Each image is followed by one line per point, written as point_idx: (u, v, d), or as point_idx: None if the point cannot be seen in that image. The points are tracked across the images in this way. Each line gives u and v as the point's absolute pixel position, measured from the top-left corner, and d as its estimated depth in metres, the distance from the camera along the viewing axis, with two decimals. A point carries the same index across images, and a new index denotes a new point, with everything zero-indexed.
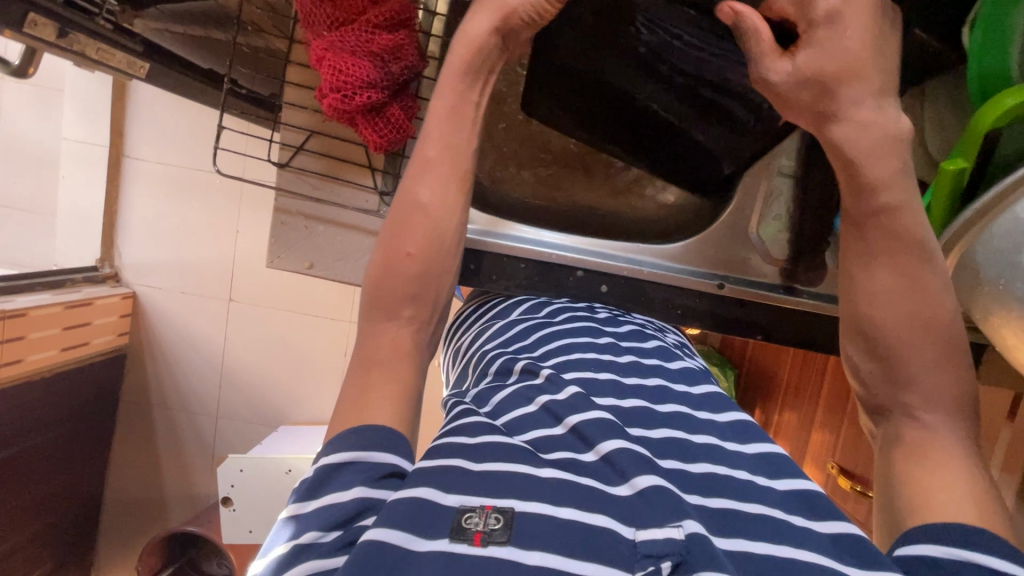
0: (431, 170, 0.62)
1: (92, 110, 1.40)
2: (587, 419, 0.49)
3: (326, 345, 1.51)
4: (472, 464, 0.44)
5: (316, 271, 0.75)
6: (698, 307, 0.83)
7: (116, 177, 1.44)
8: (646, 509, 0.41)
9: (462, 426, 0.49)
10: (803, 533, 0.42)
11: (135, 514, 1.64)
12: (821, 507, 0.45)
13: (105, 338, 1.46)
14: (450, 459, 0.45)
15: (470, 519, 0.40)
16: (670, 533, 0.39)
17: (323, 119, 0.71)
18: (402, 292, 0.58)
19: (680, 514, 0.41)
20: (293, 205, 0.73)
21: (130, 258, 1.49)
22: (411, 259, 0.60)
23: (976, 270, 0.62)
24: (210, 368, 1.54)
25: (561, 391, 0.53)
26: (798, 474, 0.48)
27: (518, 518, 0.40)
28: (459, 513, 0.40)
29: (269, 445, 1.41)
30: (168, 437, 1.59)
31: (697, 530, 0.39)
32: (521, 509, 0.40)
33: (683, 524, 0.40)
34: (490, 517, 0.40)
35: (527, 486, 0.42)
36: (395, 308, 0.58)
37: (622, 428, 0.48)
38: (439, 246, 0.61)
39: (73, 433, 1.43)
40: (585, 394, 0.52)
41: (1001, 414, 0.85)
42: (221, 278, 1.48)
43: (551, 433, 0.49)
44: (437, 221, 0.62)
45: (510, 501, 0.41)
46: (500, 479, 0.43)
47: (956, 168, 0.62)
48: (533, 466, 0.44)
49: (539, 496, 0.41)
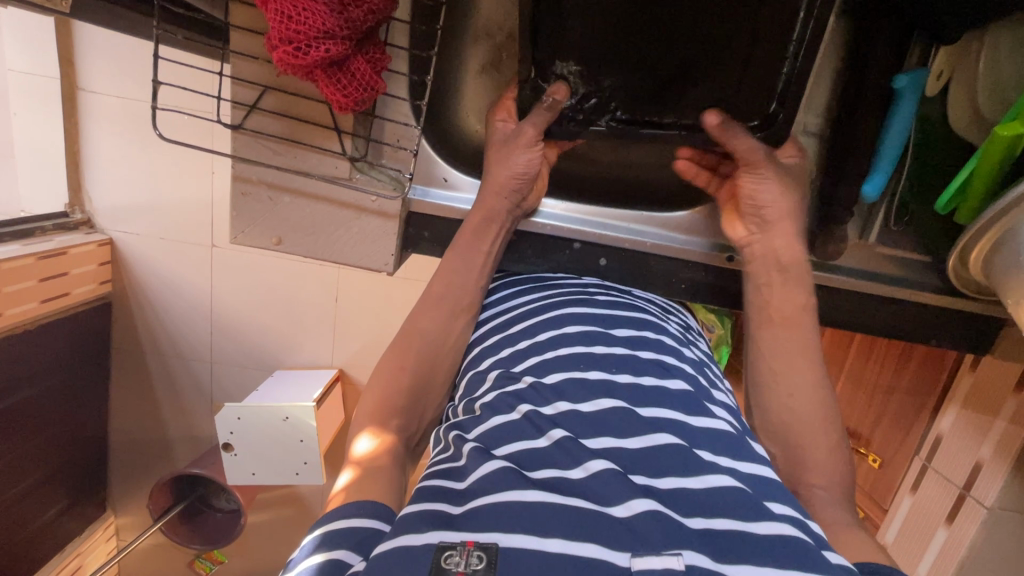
0: (440, 307, 0.67)
1: (34, 37, 1.17)
2: (572, 436, 0.49)
3: (318, 295, 1.38)
4: (455, 508, 0.45)
5: (285, 247, 0.69)
6: (703, 279, 0.81)
7: (73, 115, 1.23)
8: (640, 532, 0.41)
9: (449, 470, 0.51)
10: (817, 555, 0.40)
11: (140, 454, 1.56)
12: (819, 540, 0.44)
13: (87, 288, 1.32)
14: (435, 503, 0.46)
15: (451, 559, 0.39)
16: (669, 563, 0.38)
17: (277, 72, 0.61)
18: (389, 401, 0.61)
19: (678, 542, 0.40)
20: (254, 173, 0.66)
21: (102, 203, 1.30)
22: (400, 371, 0.63)
23: (1017, 252, 0.58)
24: (199, 316, 1.41)
25: (547, 405, 0.54)
26: (789, 502, 0.47)
27: (502, 555, 0.39)
28: (439, 551, 0.40)
29: (268, 391, 1.33)
30: (165, 383, 1.49)
31: (696, 562, 0.39)
32: (506, 544, 0.40)
33: (682, 553, 0.39)
34: (472, 556, 0.39)
35: (515, 517, 0.42)
36: (386, 420, 0.60)
37: (614, 449, 0.48)
38: (429, 377, 0.65)
39: (70, 388, 1.36)
40: (576, 411, 0.52)
41: (1004, 387, 0.83)
42: (200, 224, 1.31)
43: (534, 445, 0.49)
44: (439, 352, 0.66)
45: (495, 537, 0.41)
46: (488, 513, 0.43)
47: (1011, 133, 0.54)
48: (519, 489, 0.44)
49: (523, 528, 0.41)
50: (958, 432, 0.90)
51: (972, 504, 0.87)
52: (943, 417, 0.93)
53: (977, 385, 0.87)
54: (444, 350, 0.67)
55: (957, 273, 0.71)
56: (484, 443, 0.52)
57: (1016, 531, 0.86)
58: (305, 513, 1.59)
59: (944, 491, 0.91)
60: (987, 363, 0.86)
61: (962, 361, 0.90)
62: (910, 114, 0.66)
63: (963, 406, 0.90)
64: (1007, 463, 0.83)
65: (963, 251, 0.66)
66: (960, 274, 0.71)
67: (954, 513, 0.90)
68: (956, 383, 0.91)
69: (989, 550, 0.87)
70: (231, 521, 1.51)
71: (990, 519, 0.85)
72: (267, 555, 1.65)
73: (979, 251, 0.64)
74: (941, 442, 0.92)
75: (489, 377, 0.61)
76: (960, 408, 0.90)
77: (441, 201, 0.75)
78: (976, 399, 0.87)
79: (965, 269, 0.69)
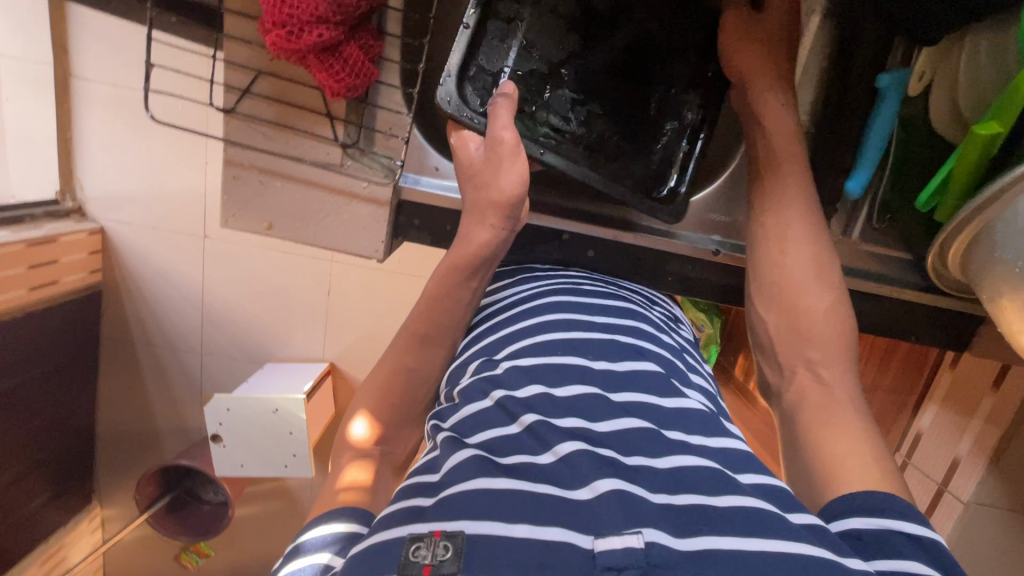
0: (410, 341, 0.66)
1: (27, 22, 1.17)
2: (544, 420, 0.49)
3: (312, 288, 1.37)
4: (429, 499, 0.45)
5: (276, 232, 0.70)
6: (689, 273, 0.83)
7: (66, 101, 1.22)
8: (601, 512, 0.41)
9: (430, 462, 0.50)
10: (774, 522, 0.40)
11: (127, 445, 1.56)
12: (787, 503, 0.44)
13: (77, 276, 1.31)
14: (409, 500, 0.46)
15: (418, 551, 0.39)
16: (629, 542, 0.38)
17: (269, 58, 0.62)
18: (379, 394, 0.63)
19: (638, 521, 0.40)
20: (245, 157, 0.66)
21: (94, 191, 1.30)
22: (390, 371, 0.64)
23: (994, 248, 0.59)
24: (190, 307, 1.41)
25: (521, 388, 0.54)
26: (764, 471, 0.48)
27: (467, 543, 0.39)
28: (409, 543, 0.40)
29: (257, 382, 1.33)
30: (154, 373, 1.48)
31: (656, 540, 0.38)
32: (472, 531, 0.39)
33: (642, 531, 0.39)
34: (438, 547, 0.39)
35: (486, 505, 0.41)
36: (382, 406, 0.62)
37: (583, 432, 0.48)
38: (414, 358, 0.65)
39: (57, 377, 1.35)
40: (549, 395, 0.52)
41: (985, 382, 0.86)
42: (192, 214, 1.31)
43: (506, 432, 0.49)
44: (421, 339, 0.66)
45: (461, 525, 0.40)
46: (456, 501, 0.42)
47: (989, 133, 0.56)
48: (488, 477, 0.44)
49: (490, 515, 0.40)
50: (940, 428, 0.92)
51: (949, 500, 0.89)
52: (921, 415, 0.94)
53: (957, 383, 0.89)
54: (428, 338, 0.66)
55: (937, 271, 0.73)
56: (458, 432, 0.52)
57: (992, 526, 0.88)
58: (294, 506, 1.59)
59: (923, 488, 0.93)
60: (969, 360, 0.87)
61: (943, 359, 0.90)
62: (892, 116, 0.68)
63: (942, 405, 0.91)
64: (987, 457, 0.86)
65: (941, 248, 0.68)
66: (938, 271, 0.72)
67: (932, 508, 0.92)
68: (936, 381, 0.92)
69: (965, 545, 0.89)
70: (218, 513, 1.51)
71: (967, 514, 0.88)
72: (255, 548, 1.65)
73: (958, 247, 0.65)
74: (921, 439, 0.94)
75: (472, 366, 0.61)
76: (940, 407, 0.92)
77: (432, 188, 0.75)
78: (955, 397, 0.89)
79: (944, 268, 0.71)
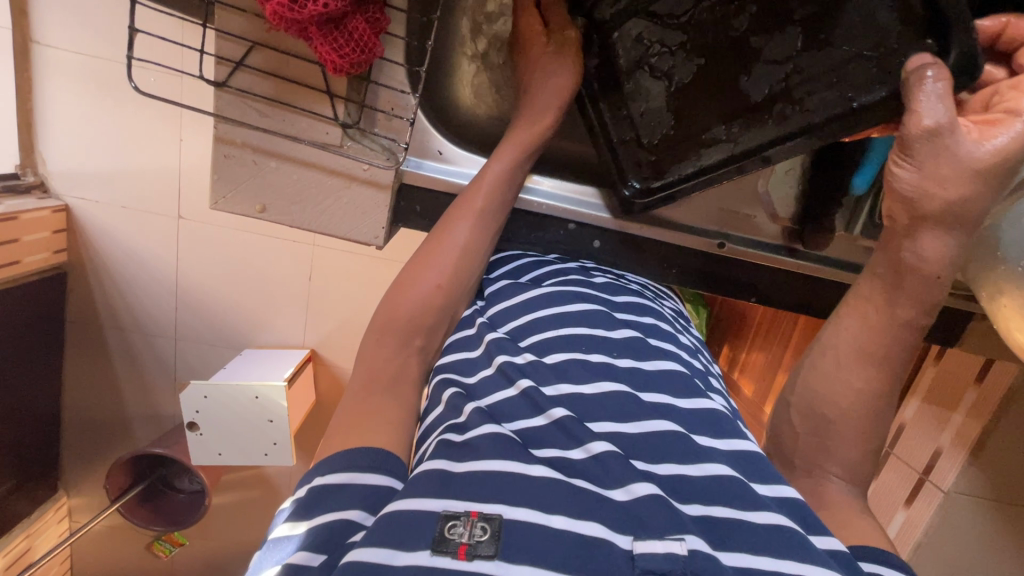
0: (472, 216, 0.66)
1: None
2: (573, 415, 0.48)
3: (295, 271, 1.33)
4: (454, 465, 0.43)
5: (269, 214, 0.67)
6: (692, 264, 0.83)
7: (26, 69, 1.13)
8: (642, 516, 0.40)
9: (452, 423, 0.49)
10: (812, 546, 0.40)
11: (96, 432, 1.49)
12: (812, 523, 0.44)
13: (40, 256, 1.22)
14: (434, 461, 0.44)
15: (454, 529, 0.38)
16: (672, 548, 0.37)
17: (266, 27, 0.58)
18: (387, 317, 0.60)
19: (680, 527, 0.39)
20: (237, 134, 0.63)
21: (59, 165, 1.21)
22: (440, 285, 0.62)
23: (996, 248, 0.60)
24: (164, 289, 1.35)
25: (548, 385, 0.52)
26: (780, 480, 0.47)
27: (505, 526, 0.38)
28: (442, 520, 0.38)
29: (237, 368, 1.29)
30: (126, 359, 1.42)
31: (697, 547, 0.38)
32: (510, 517, 0.39)
33: (685, 538, 0.38)
34: (476, 527, 0.38)
35: (520, 489, 0.40)
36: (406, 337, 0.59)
37: (614, 435, 0.47)
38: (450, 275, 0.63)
39: (22, 364, 1.26)
40: (578, 393, 0.51)
41: (967, 377, 0.89)
42: (168, 193, 1.24)
43: (532, 423, 0.48)
44: None
45: (498, 508, 0.39)
46: (486, 482, 0.41)
47: None
48: (523, 462, 0.43)
49: (527, 502, 0.40)
50: (922, 419, 0.94)
51: (930, 488, 0.92)
52: (906, 405, 0.97)
53: (941, 377, 0.92)
54: None
55: None
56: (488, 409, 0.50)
57: (969, 512, 0.92)
58: (272, 494, 1.56)
59: (905, 475, 0.96)
60: (954, 355, 0.90)
61: (928, 352, 0.94)
62: None
63: (926, 396, 0.94)
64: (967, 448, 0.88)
65: None
66: None
67: (912, 496, 0.95)
68: (920, 374, 0.95)
69: (943, 531, 0.93)
70: (193, 502, 1.46)
71: (947, 501, 0.91)
72: (231, 537, 1.61)
73: None
74: (904, 430, 0.97)
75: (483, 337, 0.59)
76: (922, 399, 0.94)
77: (435, 173, 0.73)
78: (940, 390, 0.92)
79: None
